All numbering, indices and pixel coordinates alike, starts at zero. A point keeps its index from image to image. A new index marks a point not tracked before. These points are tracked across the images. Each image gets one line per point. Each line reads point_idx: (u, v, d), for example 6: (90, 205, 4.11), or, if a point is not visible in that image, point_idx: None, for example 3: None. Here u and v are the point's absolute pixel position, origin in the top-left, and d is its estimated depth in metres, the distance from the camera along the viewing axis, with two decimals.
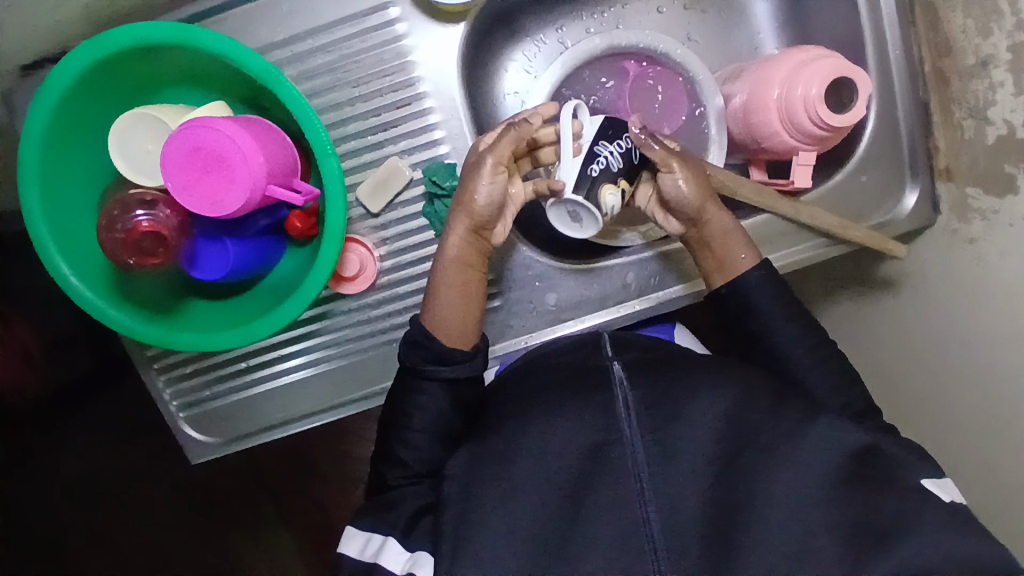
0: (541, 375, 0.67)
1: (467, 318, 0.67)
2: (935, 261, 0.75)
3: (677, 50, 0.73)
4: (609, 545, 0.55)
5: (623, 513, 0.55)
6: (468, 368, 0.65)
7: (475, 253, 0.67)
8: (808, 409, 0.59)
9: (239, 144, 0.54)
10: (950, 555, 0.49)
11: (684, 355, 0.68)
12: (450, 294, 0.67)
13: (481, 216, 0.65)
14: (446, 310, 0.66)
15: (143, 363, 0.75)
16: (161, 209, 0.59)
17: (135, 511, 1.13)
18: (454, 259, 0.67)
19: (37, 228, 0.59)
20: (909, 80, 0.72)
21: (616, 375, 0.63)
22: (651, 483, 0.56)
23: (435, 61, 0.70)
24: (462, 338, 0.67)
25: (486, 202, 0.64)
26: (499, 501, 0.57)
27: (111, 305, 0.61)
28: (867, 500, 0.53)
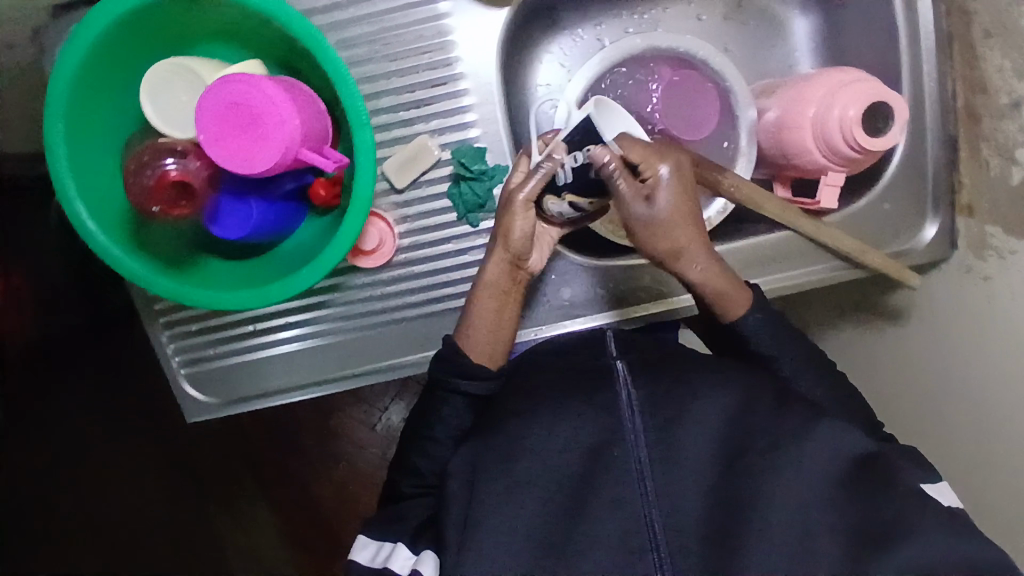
0: (542, 372, 0.66)
1: (498, 343, 0.68)
2: (945, 295, 0.75)
3: (715, 58, 0.72)
4: (610, 546, 0.56)
5: (623, 516, 0.56)
6: (490, 387, 0.67)
7: (511, 282, 0.69)
8: (810, 413, 0.59)
9: (278, 104, 0.54)
10: (947, 558, 0.49)
11: (682, 351, 0.67)
12: (484, 319, 0.68)
13: (518, 248, 0.67)
14: (479, 334, 0.68)
15: (149, 316, 0.74)
16: (192, 159, 0.59)
17: (118, 472, 1.12)
18: (491, 286, 0.68)
19: (57, 167, 0.58)
20: (940, 114, 0.72)
21: (620, 372, 0.62)
22: (653, 488, 0.57)
23: (474, 44, 0.69)
24: (491, 360, 0.68)
25: (522, 236, 0.66)
26: (502, 495, 0.58)
27: (126, 253, 0.60)
28: (870, 506, 0.54)
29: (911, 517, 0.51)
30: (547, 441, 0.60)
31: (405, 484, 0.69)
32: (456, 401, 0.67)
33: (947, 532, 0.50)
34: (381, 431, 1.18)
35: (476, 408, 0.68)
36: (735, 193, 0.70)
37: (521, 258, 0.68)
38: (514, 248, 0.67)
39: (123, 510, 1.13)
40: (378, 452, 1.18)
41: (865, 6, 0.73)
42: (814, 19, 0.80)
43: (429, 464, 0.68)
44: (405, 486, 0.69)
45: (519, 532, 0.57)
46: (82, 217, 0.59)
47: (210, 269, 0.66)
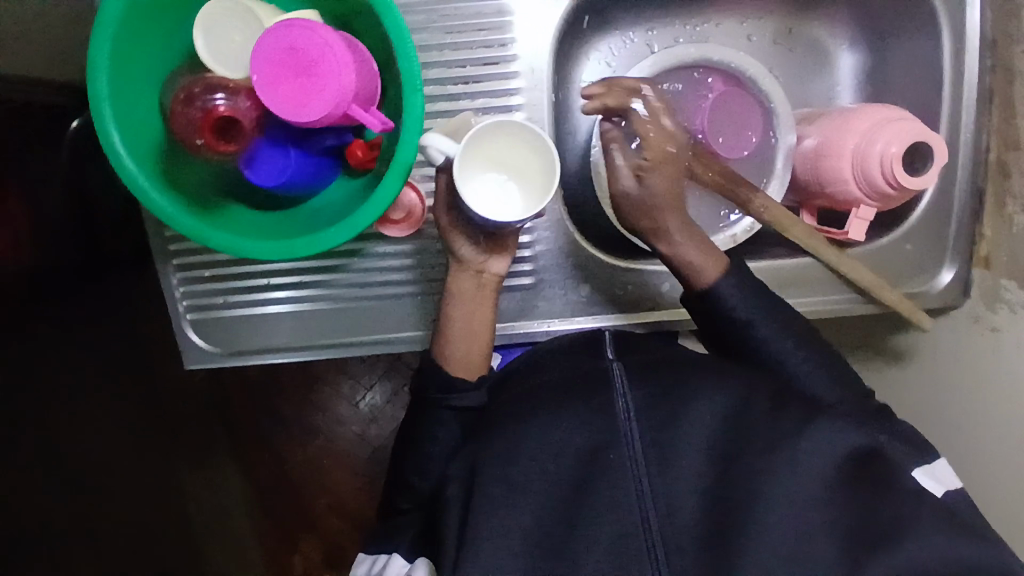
0: (547, 372, 0.68)
1: (470, 350, 0.70)
2: (951, 342, 0.77)
3: (765, 79, 0.73)
4: (606, 546, 0.55)
5: (620, 517, 0.56)
6: (474, 399, 0.68)
7: (478, 287, 0.71)
8: (810, 412, 0.60)
9: (338, 56, 0.53)
10: (944, 559, 0.50)
11: (684, 355, 0.68)
12: (450, 329, 0.71)
13: (471, 258, 0.70)
14: (447, 345, 0.70)
15: (163, 256, 0.73)
16: (243, 98, 0.56)
17: None
18: (452, 295, 0.71)
19: (96, 88, 0.56)
20: (972, 165, 0.73)
21: (615, 372, 0.64)
22: (651, 489, 0.56)
23: (532, 28, 0.69)
24: (465, 370, 0.70)
25: (467, 247, 0.70)
26: (504, 489, 0.58)
27: (153, 187, 0.58)
28: (867, 504, 0.54)
29: (911, 526, 0.52)
30: (546, 443, 0.60)
31: (401, 501, 0.70)
32: (445, 416, 0.67)
33: (948, 545, 0.51)
34: (364, 410, 1.19)
35: (464, 420, 0.68)
36: (765, 213, 0.71)
37: (476, 266, 0.70)
38: (466, 258, 0.70)
39: None
40: (356, 430, 1.19)
41: (913, 50, 0.75)
42: (859, 57, 0.81)
43: (424, 481, 0.68)
44: (402, 502, 0.70)
45: (516, 519, 0.57)
46: (115, 144, 0.57)
47: (234, 214, 0.64)
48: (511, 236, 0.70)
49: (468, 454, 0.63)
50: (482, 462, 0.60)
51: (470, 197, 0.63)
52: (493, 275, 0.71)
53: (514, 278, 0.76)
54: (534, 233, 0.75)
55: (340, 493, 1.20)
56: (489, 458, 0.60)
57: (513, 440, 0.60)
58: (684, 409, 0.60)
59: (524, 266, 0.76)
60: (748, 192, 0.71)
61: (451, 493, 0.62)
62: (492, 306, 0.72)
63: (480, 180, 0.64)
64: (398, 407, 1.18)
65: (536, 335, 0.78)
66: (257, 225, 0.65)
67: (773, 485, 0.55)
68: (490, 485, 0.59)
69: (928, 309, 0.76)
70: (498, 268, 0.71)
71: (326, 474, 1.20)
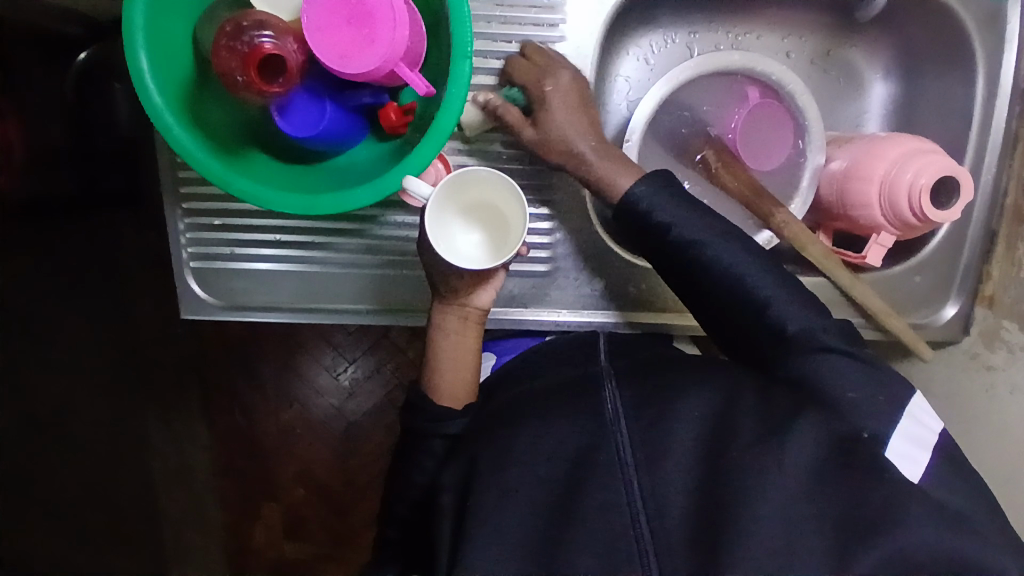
0: (528, 385, 0.69)
1: (456, 382, 0.71)
2: (945, 376, 0.79)
3: (803, 95, 0.73)
4: (598, 548, 0.54)
5: (612, 517, 0.55)
6: (456, 426, 0.67)
7: (462, 322, 0.72)
8: (797, 405, 0.59)
9: (395, 10, 0.52)
10: (935, 555, 0.50)
11: (687, 361, 0.68)
12: (434, 364, 0.72)
13: (452, 296, 0.70)
14: (434, 379, 0.71)
15: (172, 200, 0.70)
16: (290, 40, 0.54)
17: None
18: (436, 330, 0.72)
19: (133, 12, 0.53)
20: (989, 207, 0.75)
21: (604, 373, 0.66)
22: (642, 491, 0.56)
23: (583, 12, 0.68)
24: (452, 399, 0.71)
25: (450, 286, 0.69)
26: (500, 478, 0.58)
27: (180, 125, 0.56)
28: (854, 492, 0.53)
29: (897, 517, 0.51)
30: (536, 451, 0.60)
31: (391, 531, 0.70)
32: (433, 444, 0.68)
33: (943, 558, 0.52)
34: (344, 383, 1.16)
35: (452, 445, 0.68)
36: (785, 229, 0.71)
37: (458, 302, 0.71)
38: (448, 295, 0.71)
39: None
40: (334, 403, 1.16)
41: (946, 87, 0.76)
42: (891, 87, 0.83)
43: (408, 506, 0.69)
44: (391, 532, 0.70)
45: (510, 507, 0.57)
46: (144, 74, 0.54)
47: (258, 163, 0.62)
48: (497, 271, 0.70)
49: (468, 454, 0.63)
50: (480, 458, 0.61)
51: (472, 261, 0.64)
52: (477, 308, 0.71)
53: (529, 265, 0.76)
54: (554, 220, 0.74)
55: (309, 464, 1.17)
56: (484, 458, 0.61)
57: (504, 449, 0.61)
58: (689, 416, 0.60)
59: (540, 253, 0.75)
60: (771, 206, 0.71)
61: (447, 500, 0.62)
62: (478, 334, 0.73)
63: (462, 242, 0.65)
64: (380, 383, 1.16)
65: (543, 324, 0.77)
66: (281, 177, 0.63)
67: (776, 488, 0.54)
68: (485, 483, 0.59)
69: (929, 341, 0.78)
70: (483, 301, 0.71)
71: (301, 446, 1.17)
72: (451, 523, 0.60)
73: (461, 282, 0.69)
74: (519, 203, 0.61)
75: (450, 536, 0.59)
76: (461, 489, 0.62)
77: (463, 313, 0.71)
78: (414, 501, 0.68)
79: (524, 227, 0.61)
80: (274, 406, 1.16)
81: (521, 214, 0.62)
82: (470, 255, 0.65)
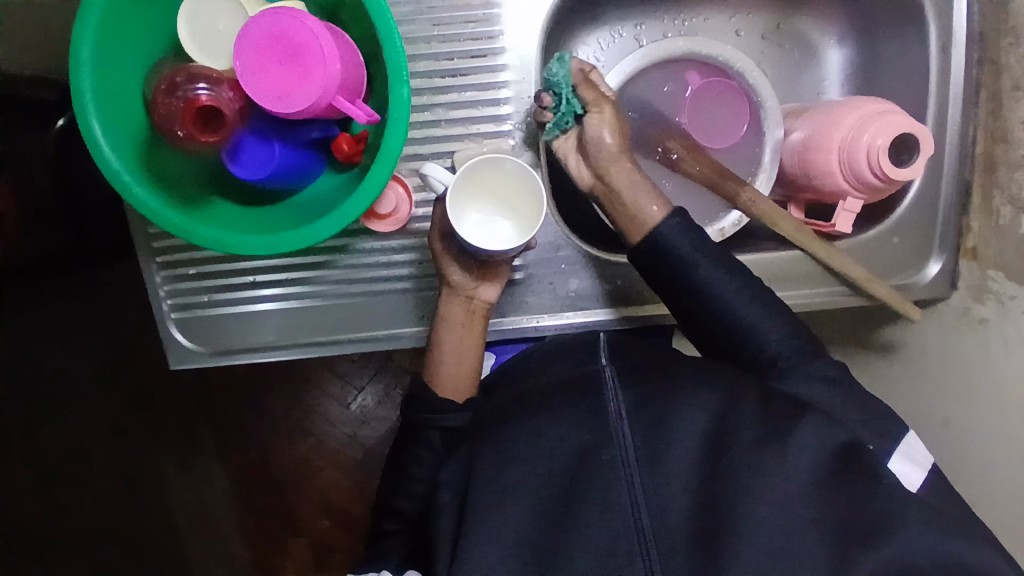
0: (528, 384, 0.69)
1: (458, 376, 0.73)
2: (939, 336, 0.77)
3: (752, 72, 0.73)
4: (599, 549, 0.54)
5: (612, 515, 0.55)
6: (454, 419, 0.69)
7: (468, 313, 0.73)
8: (796, 405, 0.59)
9: (322, 44, 0.53)
10: (933, 554, 0.52)
11: (673, 356, 0.68)
12: (439, 356, 0.73)
13: (461, 285, 0.72)
14: (436, 372, 0.73)
15: (147, 254, 0.72)
16: (226, 88, 0.55)
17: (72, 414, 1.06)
18: (442, 320, 0.73)
19: (81, 82, 0.55)
20: (959, 159, 0.74)
21: (605, 374, 0.63)
22: (643, 486, 0.56)
23: (521, 21, 0.69)
24: (454, 392, 0.72)
25: (460, 274, 0.71)
26: (501, 493, 0.58)
27: (136, 182, 0.58)
28: (854, 497, 0.53)
29: (897, 517, 0.52)
30: (534, 448, 0.60)
31: (387, 523, 0.69)
32: (433, 436, 0.68)
33: (933, 541, 0.51)
34: (355, 411, 1.17)
35: (450, 441, 0.68)
36: (753, 207, 0.71)
37: (467, 292, 0.72)
38: (455, 284, 0.72)
39: None
40: (348, 432, 1.17)
41: (903, 45, 0.75)
42: (847, 53, 0.82)
43: (410, 503, 0.68)
44: (387, 523, 0.69)
45: (509, 519, 0.57)
46: (97, 136, 0.56)
47: (220, 209, 0.64)
48: (504, 266, 0.73)
49: (461, 466, 0.63)
50: (477, 458, 0.61)
51: (484, 240, 0.66)
52: (483, 302, 0.73)
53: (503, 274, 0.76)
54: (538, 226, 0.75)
55: (330, 491, 1.17)
56: (479, 470, 0.60)
57: (498, 450, 0.60)
58: (676, 408, 0.59)
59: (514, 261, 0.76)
60: (736, 186, 0.71)
61: (445, 499, 0.63)
62: (483, 329, 0.74)
63: (473, 216, 0.67)
64: (389, 408, 1.16)
65: (525, 330, 0.77)
66: (245, 220, 0.64)
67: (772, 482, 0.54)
68: (484, 486, 0.59)
69: (917, 301, 0.76)
70: (487, 296, 0.73)
71: (319, 477, 1.17)
72: (452, 523, 0.60)
73: (469, 269, 0.71)
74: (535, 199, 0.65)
75: (450, 539, 0.59)
76: (461, 489, 0.62)
77: (471, 304, 0.73)
78: (414, 499, 0.68)
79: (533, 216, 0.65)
80: (287, 438, 1.16)
81: (533, 206, 0.66)
82: (479, 231, 0.67)
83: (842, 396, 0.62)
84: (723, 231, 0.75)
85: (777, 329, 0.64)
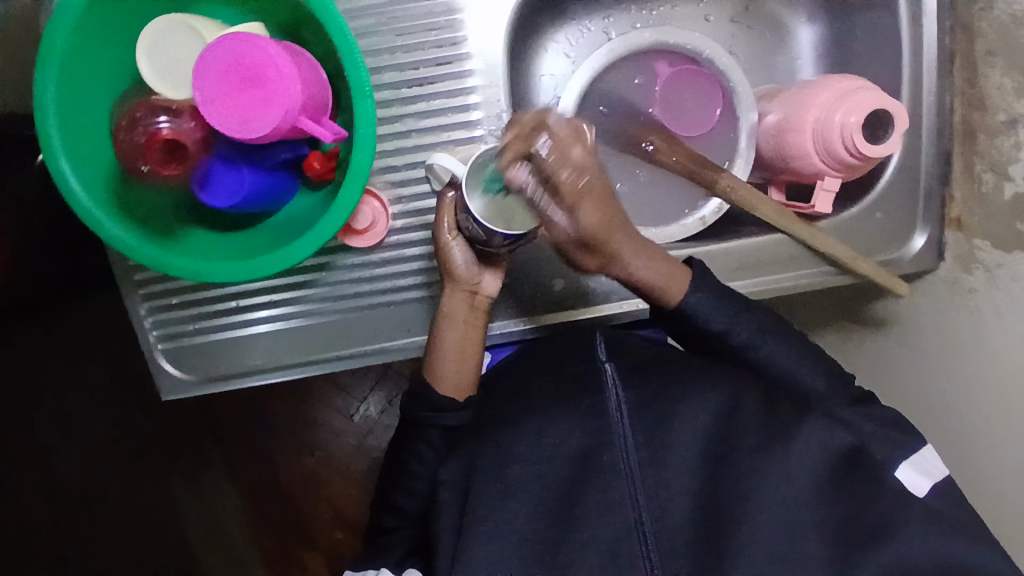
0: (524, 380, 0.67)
1: (461, 374, 0.67)
2: (929, 308, 0.76)
3: (722, 58, 0.73)
4: (600, 550, 0.56)
5: (611, 517, 0.57)
6: (455, 417, 0.64)
7: (471, 307, 0.68)
8: (799, 405, 0.60)
9: (280, 68, 0.52)
10: (933, 555, 0.52)
11: (661, 351, 0.67)
12: (441, 352, 0.66)
13: (464, 277, 0.66)
14: (437, 369, 0.66)
15: (129, 287, 0.72)
16: (187, 119, 0.57)
17: None
18: (444, 315, 0.67)
19: (47, 124, 0.55)
20: (938, 128, 0.73)
21: (606, 373, 0.63)
22: (643, 488, 0.58)
23: (484, 24, 0.69)
24: (456, 390, 0.66)
25: (464, 264, 0.65)
26: (498, 499, 0.59)
27: (110, 219, 0.57)
28: (854, 498, 0.55)
29: (900, 513, 0.54)
30: (536, 446, 0.61)
31: (387, 519, 0.66)
32: (433, 434, 0.64)
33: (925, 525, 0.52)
34: (359, 422, 1.16)
35: (452, 441, 0.64)
36: (732, 194, 0.70)
37: (470, 285, 0.67)
38: (459, 275, 0.66)
39: None
40: (353, 441, 1.17)
41: (873, 18, 0.74)
42: (818, 30, 0.82)
43: (411, 501, 0.65)
44: (387, 520, 0.66)
45: (507, 528, 0.58)
46: (67, 176, 0.56)
47: (197, 239, 0.64)
48: (504, 258, 0.69)
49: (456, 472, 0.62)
50: (475, 461, 0.61)
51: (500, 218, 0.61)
52: (485, 296, 0.68)
53: None
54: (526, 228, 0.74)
55: (340, 502, 1.17)
56: (476, 478, 0.60)
57: (495, 458, 0.61)
58: (668, 409, 0.60)
59: None
60: (713, 174, 0.71)
61: (445, 499, 0.61)
62: (484, 327, 0.69)
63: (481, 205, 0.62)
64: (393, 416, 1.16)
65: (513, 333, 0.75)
66: (222, 249, 0.64)
67: (768, 482, 0.56)
68: (483, 484, 0.60)
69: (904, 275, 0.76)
70: (488, 290, 0.68)
71: (329, 488, 1.17)
72: (450, 524, 0.60)
73: (474, 258, 0.66)
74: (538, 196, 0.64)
75: (448, 540, 0.59)
76: (462, 488, 0.61)
77: (475, 297, 0.68)
78: (416, 497, 0.65)
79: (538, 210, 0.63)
80: (292, 452, 1.17)
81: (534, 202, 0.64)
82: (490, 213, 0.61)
83: (814, 371, 0.64)
84: (705, 220, 0.76)
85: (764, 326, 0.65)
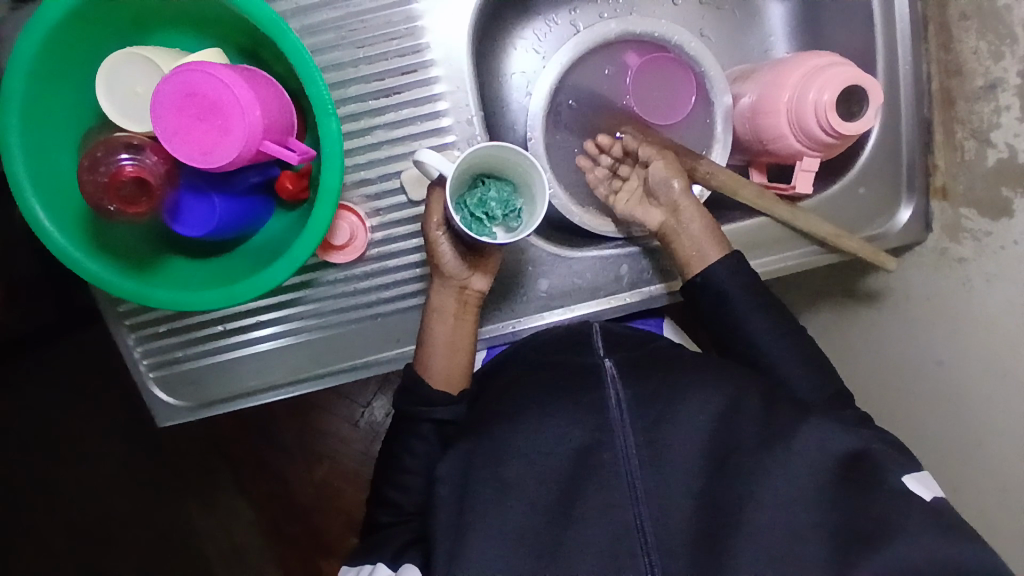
0: (527, 377, 0.65)
1: (451, 368, 0.70)
2: (920, 279, 0.75)
3: (690, 43, 0.74)
4: (601, 547, 0.55)
5: (611, 513, 0.56)
6: (449, 412, 0.67)
7: (459, 303, 0.70)
8: (798, 408, 0.59)
9: (237, 96, 0.52)
10: (930, 551, 0.50)
11: (659, 349, 0.67)
12: (429, 346, 0.69)
13: (453, 274, 0.68)
14: (427, 363, 0.69)
15: (115, 318, 0.73)
16: (148, 154, 0.57)
17: (82, 465, 1.07)
18: (433, 311, 0.69)
19: (13, 164, 0.55)
20: (915, 97, 0.72)
21: (607, 373, 0.62)
22: (643, 484, 0.56)
23: (446, 29, 0.68)
24: (447, 384, 0.70)
25: (451, 262, 0.67)
26: (495, 498, 0.57)
27: (84, 255, 0.57)
28: (852, 496, 0.54)
29: (899, 505, 0.53)
30: (534, 444, 0.59)
31: (384, 516, 0.67)
32: (425, 428, 0.67)
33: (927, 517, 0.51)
34: (364, 427, 1.12)
35: (445, 435, 0.67)
36: (711, 179, 0.70)
37: (459, 282, 0.69)
38: (448, 274, 0.68)
39: (84, 503, 1.08)
40: (361, 448, 1.12)
41: None
42: (789, 5, 0.80)
43: (408, 496, 0.66)
44: (384, 517, 0.67)
45: (504, 530, 0.56)
46: (38, 216, 0.56)
47: (175, 268, 0.64)
48: (495, 253, 0.69)
49: (451, 471, 0.61)
50: (470, 464, 0.60)
51: (486, 217, 0.64)
52: (476, 291, 0.70)
53: None
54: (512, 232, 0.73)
55: (350, 507, 1.13)
56: (471, 477, 0.59)
57: (487, 459, 0.59)
58: (659, 404, 0.59)
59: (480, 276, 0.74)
60: (692, 160, 0.72)
61: (443, 494, 0.60)
62: (475, 320, 0.71)
63: (472, 197, 0.64)
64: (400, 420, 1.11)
65: (505, 335, 0.75)
66: (201, 276, 0.64)
67: (766, 478, 0.55)
68: (481, 482, 0.58)
69: (892, 249, 0.75)
70: (477, 285, 0.70)
71: (339, 495, 1.13)
72: (448, 521, 0.58)
73: (462, 258, 0.68)
74: (519, 197, 0.65)
75: (446, 538, 0.57)
76: (459, 481, 0.60)
77: (463, 294, 0.70)
78: (411, 492, 0.66)
79: (520, 211, 0.64)
80: (301, 463, 1.12)
81: (518, 200, 0.65)
82: (480, 210, 0.64)
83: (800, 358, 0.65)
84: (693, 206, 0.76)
85: (752, 317, 0.65)
